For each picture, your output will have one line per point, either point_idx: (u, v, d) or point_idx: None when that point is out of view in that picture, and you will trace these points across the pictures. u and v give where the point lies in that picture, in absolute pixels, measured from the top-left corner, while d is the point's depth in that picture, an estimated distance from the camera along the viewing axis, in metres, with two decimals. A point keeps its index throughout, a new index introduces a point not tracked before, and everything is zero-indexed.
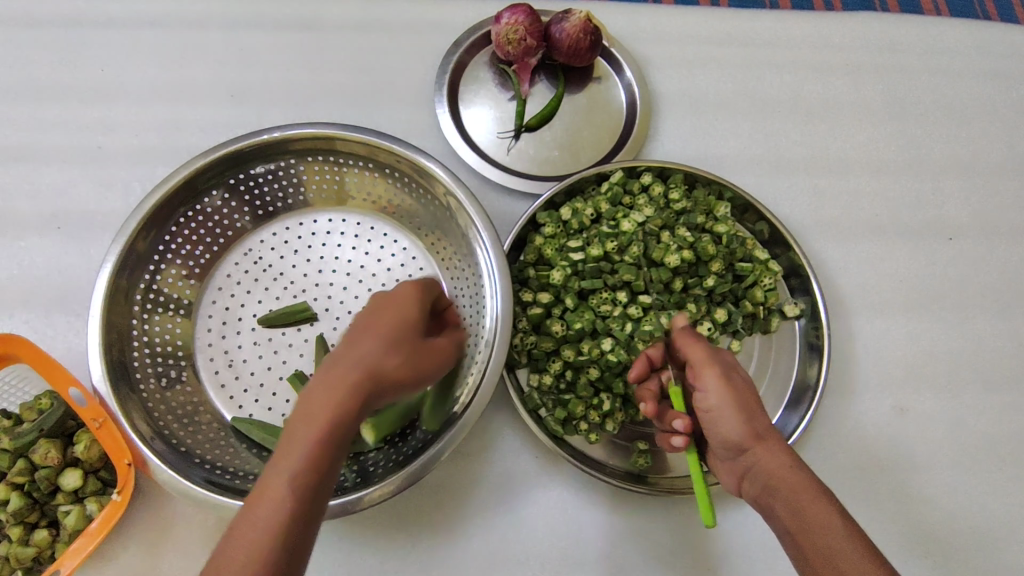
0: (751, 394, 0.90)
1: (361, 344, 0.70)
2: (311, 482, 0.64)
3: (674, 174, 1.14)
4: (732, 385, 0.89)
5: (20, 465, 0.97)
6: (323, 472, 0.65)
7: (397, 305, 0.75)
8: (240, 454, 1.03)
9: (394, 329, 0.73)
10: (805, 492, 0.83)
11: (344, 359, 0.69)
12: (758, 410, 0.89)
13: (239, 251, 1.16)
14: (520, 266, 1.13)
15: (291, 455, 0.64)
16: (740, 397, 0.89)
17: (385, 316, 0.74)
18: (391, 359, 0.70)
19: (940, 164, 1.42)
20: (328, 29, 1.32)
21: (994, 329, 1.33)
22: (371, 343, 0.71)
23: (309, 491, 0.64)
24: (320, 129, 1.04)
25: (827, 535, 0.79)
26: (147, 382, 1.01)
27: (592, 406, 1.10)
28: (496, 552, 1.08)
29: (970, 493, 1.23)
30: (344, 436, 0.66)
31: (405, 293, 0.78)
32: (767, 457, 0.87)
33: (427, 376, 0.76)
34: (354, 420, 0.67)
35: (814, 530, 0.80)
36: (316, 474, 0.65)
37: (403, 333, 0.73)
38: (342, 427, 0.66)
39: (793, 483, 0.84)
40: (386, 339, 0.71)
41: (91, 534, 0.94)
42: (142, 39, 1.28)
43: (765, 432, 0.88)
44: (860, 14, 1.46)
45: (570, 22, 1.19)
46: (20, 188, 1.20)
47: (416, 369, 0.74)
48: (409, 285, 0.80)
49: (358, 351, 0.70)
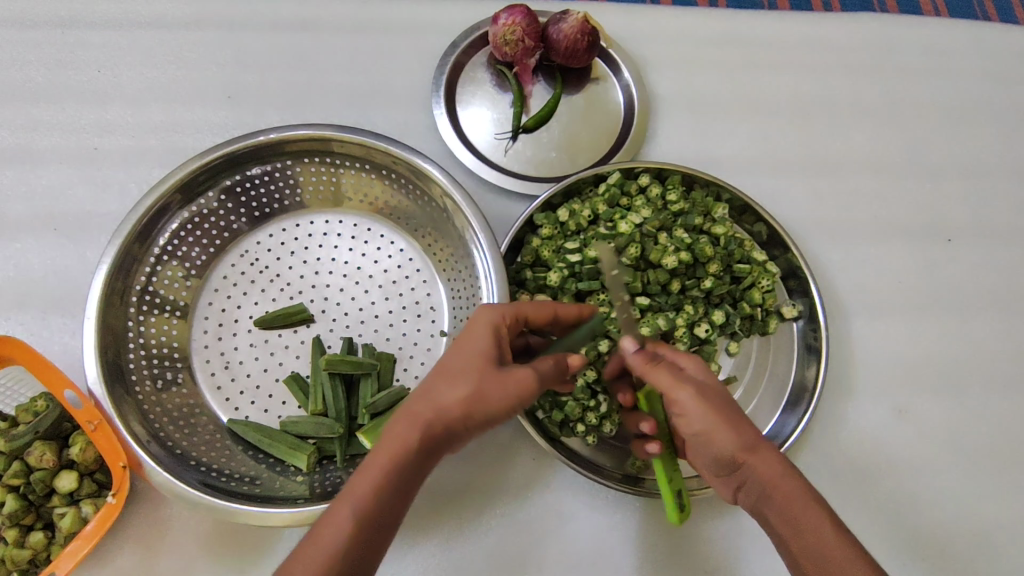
0: (726, 405, 0.87)
1: (431, 387, 0.79)
2: (370, 514, 0.74)
3: (672, 175, 1.13)
4: (707, 404, 0.85)
5: (16, 467, 0.96)
6: (383, 504, 0.75)
7: (470, 343, 0.82)
8: (236, 457, 1.03)
9: (461, 369, 0.80)
10: (795, 499, 0.84)
11: (415, 409, 0.78)
12: (737, 419, 0.86)
13: (236, 253, 1.16)
14: (517, 267, 1.14)
15: (354, 491, 0.75)
16: (718, 415, 0.85)
17: (457, 354, 0.82)
18: (453, 400, 0.78)
19: (940, 165, 1.41)
20: (326, 30, 1.31)
21: (993, 330, 1.33)
22: (437, 385, 0.79)
23: (369, 521, 0.74)
24: (317, 130, 1.04)
25: (826, 541, 0.81)
26: (142, 384, 1.01)
27: (590, 409, 1.07)
28: (493, 554, 1.08)
29: (970, 495, 1.23)
30: (403, 473, 0.76)
31: (480, 324, 0.84)
32: (755, 469, 0.85)
33: (502, 409, 0.80)
34: (409, 473, 0.76)
35: (812, 537, 0.82)
36: (375, 507, 0.75)
37: (472, 371, 0.80)
38: (400, 466, 0.76)
39: (784, 491, 0.84)
40: (453, 381, 0.79)
41: (86, 536, 0.93)
42: (139, 40, 1.28)
43: (748, 443, 0.86)
44: (859, 15, 1.46)
45: (568, 23, 1.19)
46: (17, 189, 1.20)
47: (489, 405, 0.79)
48: (488, 313, 0.85)
49: (428, 393, 0.79)
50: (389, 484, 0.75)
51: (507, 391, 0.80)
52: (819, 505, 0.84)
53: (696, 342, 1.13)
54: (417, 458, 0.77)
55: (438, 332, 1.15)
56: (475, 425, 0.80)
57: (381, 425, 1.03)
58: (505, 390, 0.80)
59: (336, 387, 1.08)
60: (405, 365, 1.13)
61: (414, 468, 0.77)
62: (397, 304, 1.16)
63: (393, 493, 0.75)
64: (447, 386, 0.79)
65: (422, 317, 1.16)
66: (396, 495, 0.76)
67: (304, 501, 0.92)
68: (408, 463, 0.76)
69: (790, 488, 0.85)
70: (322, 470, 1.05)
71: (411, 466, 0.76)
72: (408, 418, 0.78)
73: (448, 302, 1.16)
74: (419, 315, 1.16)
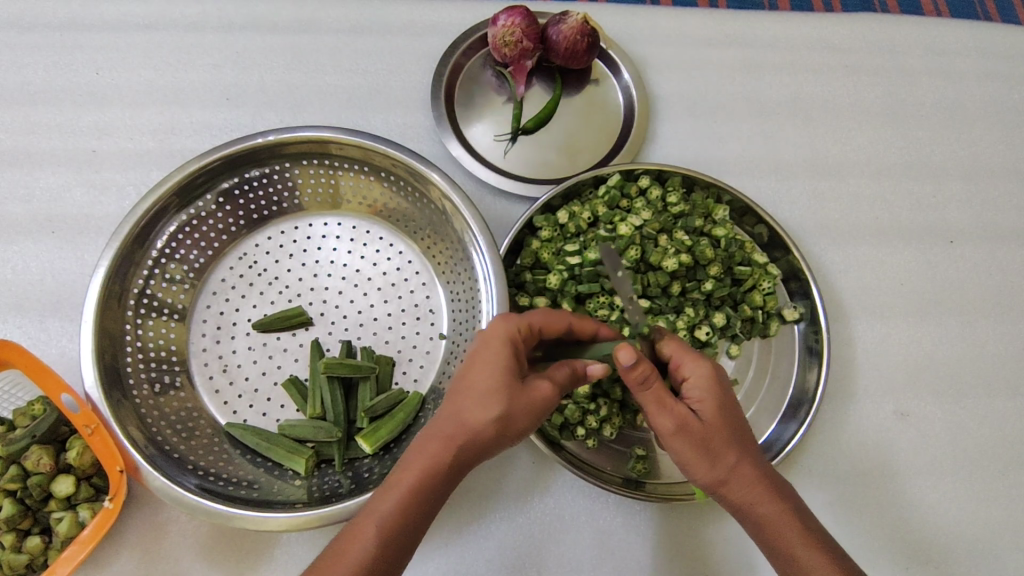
0: (712, 433, 0.85)
1: (455, 403, 0.80)
2: (397, 528, 0.75)
3: (672, 177, 1.12)
4: (686, 438, 0.85)
5: (12, 472, 0.96)
6: (411, 516, 0.75)
7: (489, 357, 0.81)
8: (234, 461, 1.03)
9: (484, 382, 0.79)
10: (771, 519, 0.87)
11: (444, 420, 0.80)
12: (722, 446, 0.86)
13: (234, 256, 1.15)
14: (516, 270, 1.13)
15: (380, 505, 0.76)
16: (697, 446, 0.85)
17: (477, 368, 0.81)
18: (479, 415, 0.78)
19: (941, 166, 1.41)
20: (324, 32, 1.31)
21: (995, 332, 1.32)
22: (460, 400, 0.80)
23: (395, 534, 0.75)
24: (315, 133, 1.04)
25: (798, 560, 0.85)
26: (140, 388, 1.00)
27: (589, 412, 1.06)
28: (493, 558, 1.08)
29: (972, 498, 1.22)
30: (431, 487, 0.77)
31: (496, 337, 0.83)
32: (733, 491, 0.87)
33: (528, 419, 0.80)
34: (440, 480, 0.77)
35: (784, 552, 0.86)
36: (402, 521, 0.75)
37: (495, 384, 0.79)
38: (428, 479, 0.77)
39: (760, 511, 0.87)
40: (477, 395, 0.79)
41: (83, 541, 0.92)
42: (137, 42, 1.28)
43: (729, 469, 0.86)
44: (860, 15, 1.45)
45: (567, 24, 1.18)
46: (15, 192, 1.19)
47: (514, 418, 0.79)
48: (504, 325, 0.84)
49: (452, 408, 0.80)
50: (418, 496, 0.76)
51: (531, 401, 0.80)
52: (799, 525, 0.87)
53: (697, 345, 1.13)
54: (445, 471, 0.77)
55: (437, 335, 1.15)
56: (501, 438, 0.80)
57: (380, 429, 1.03)
58: (529, 401, 0.80)
59: (334, 391, 1.07)
60: (404, 369, 1.13)
61: (442, 482, 0.77)
62: (397, 307, 1.15)
63: (420, 507, 0.76)
64: (472, 400, 0.79)
65: (421, 320, 1.15)
66: (422, 508, 0.76)
67: (301, 506, 0.91)
68: (435, 476, 0.77)
69: (768, 507, 0.87)
70: (321, 474, 1.05)
71: (438, 480, 0.77)
72: (436, 435, 0.79)
73: (447, 304, 1.15)
74: (418, 318, 1.15)
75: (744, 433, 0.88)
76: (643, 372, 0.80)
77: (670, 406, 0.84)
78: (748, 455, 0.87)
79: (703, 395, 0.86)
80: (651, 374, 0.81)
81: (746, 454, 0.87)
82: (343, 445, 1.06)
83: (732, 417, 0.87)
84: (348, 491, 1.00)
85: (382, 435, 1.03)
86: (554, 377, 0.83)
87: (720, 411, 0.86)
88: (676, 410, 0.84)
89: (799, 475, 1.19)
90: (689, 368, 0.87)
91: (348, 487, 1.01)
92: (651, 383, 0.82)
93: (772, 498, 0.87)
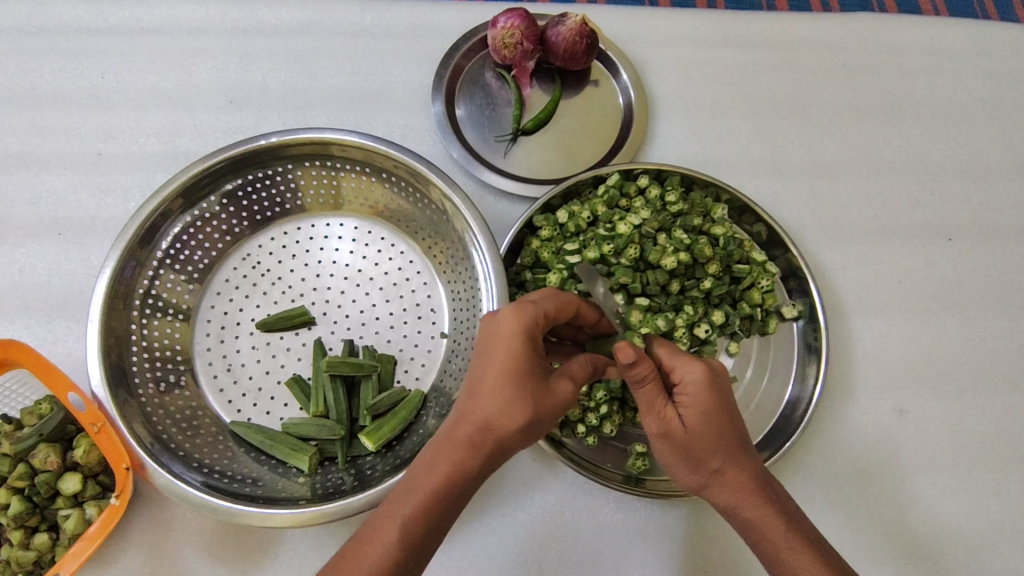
0: (697, 439, 0.86)
1: (478, 406, 0.79)
2: (417, 532, 0.76)
3: (671, 177, 1.14)
4: (670, 444, 0.87)
5: (20, 469, 0.97)
6: (432, 519, 0.77)
7: (510, 357, 0.79)
8: (238, 458, 1.04)
9: (507, 390, 0.78)
10: (754, 523, 0.88)
11: (465, 420, 0.80)
12: (705, 452, 0.87)
13: (238, 256, 1.17)
14: (516, 269, 1.15)
15: (400, 509, 0.77)
16: (680, 451, 0.87)
17: (498, 371, 0.79)
18: (503, 422, 0.78)
19: (940, 165, 1.41)
20: (326, 34, 1.33)
21: (995, 330, 1.33)
22: (483, 403, 0.79)
23: (417, 537, 0.76)
24: (318, 134, 1.05)
25: (782, 561, 0.87)
26: (146, 387, 1.02)
27: (590, 410, 1.06)
28: (495, 555, 1.09)
29: (971, 495, 1.22)
30: (454, 490, 0.78)
31: (512, 334, 0.80)
32: (716, 493, 0.89)
33: (550, 421, 0.82)
34: (465, 481, 0.78)
35: (769, 553, 0.88)
36: (423, 525, 0.77)
37: (518, 390, 0.78)
38: (449, 485, 0.77)
39: (743, 513, 0.88)
40: (499, 399, 0.78)
41: (91, 538, 0.94)
42: (142, 47, 1.30)
43: (712, 472, 0.88)
44: (858, 15, 1.47)
45: (566, 25, 1.19)
46: (22, 194, 1.21)
47: (538, 422, 0.80)
48: (516, 317, 0.81)
49: (474, 412, 0.79)
50: (441, 501, 0.77)
51: (553, 405, 0.81)
52: (786, 525, 0.88)
53: (696, 343, 1.12)
54: (467, 475, 0.78)
55: (439, 333, 1.16)
56: (523, 441, 0.81)
57: (382, 427, 1.05)
58: (553, 405, 0.81)
59: (336, 388, 1.09)
60: (405, 367, 1.14)
61: (465, 486, 0.79)
62: (398, 306, 1.17)
63: (442, 510, 0.77)
64: (494, 405, 0.78)
65: (423, 319, 1.16)
66: (443, 511, 0.78)
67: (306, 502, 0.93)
68: (459, 481, 0.78)
69: (751, 511, 0.88)
70: (324, 471, 1.06)
71: (459, 485, 0.78)
72: (459, 439, 0.79)
73: (448, 303, 1.16)
74: (419, 317, 1.16)
75: (734, 437, 0.88)
76: (639, 373, 0.82)
77: (657, 410, 0.86)
78: (736, 459, 0.88)
79: (690, 400, 0.85)
80: (646, 377, 0.82)
81: (731, 460, 0.87)
82: (344, 440, 1.07)
83: (722, 421, 0.86)
84: (351, 488, 1.00)
85: (384, 433, 1.04)
86: (574, 375, 0.85)
87: (709, 419, 0.85)
88: (662, 416, 0.85)
89: (799, 472, 1.20)
90: (682, 370, 0.86)
91: (351, 483, 1.01)
92: (644, 386, 0.84)
93: (759, 500, 0.88)
